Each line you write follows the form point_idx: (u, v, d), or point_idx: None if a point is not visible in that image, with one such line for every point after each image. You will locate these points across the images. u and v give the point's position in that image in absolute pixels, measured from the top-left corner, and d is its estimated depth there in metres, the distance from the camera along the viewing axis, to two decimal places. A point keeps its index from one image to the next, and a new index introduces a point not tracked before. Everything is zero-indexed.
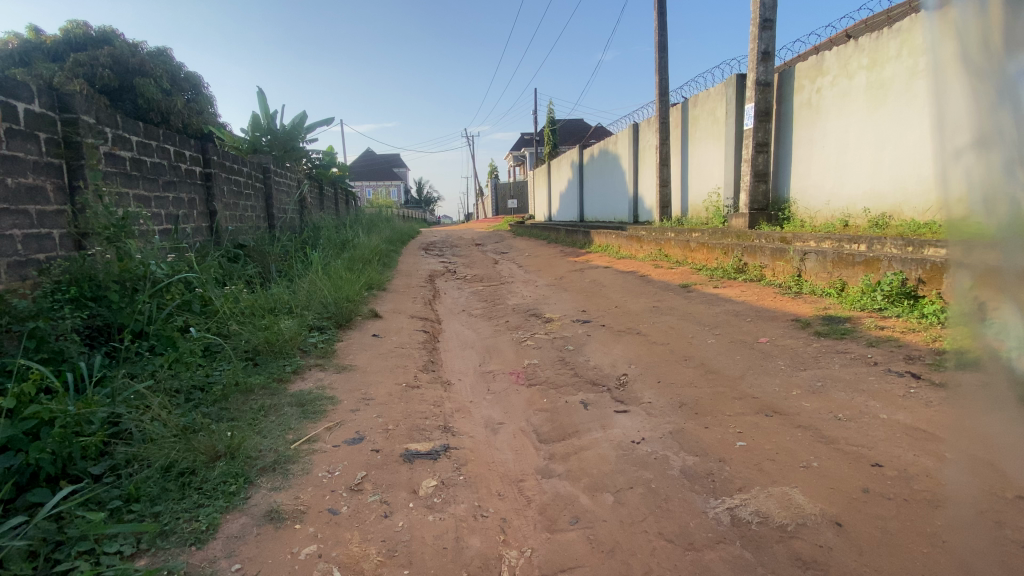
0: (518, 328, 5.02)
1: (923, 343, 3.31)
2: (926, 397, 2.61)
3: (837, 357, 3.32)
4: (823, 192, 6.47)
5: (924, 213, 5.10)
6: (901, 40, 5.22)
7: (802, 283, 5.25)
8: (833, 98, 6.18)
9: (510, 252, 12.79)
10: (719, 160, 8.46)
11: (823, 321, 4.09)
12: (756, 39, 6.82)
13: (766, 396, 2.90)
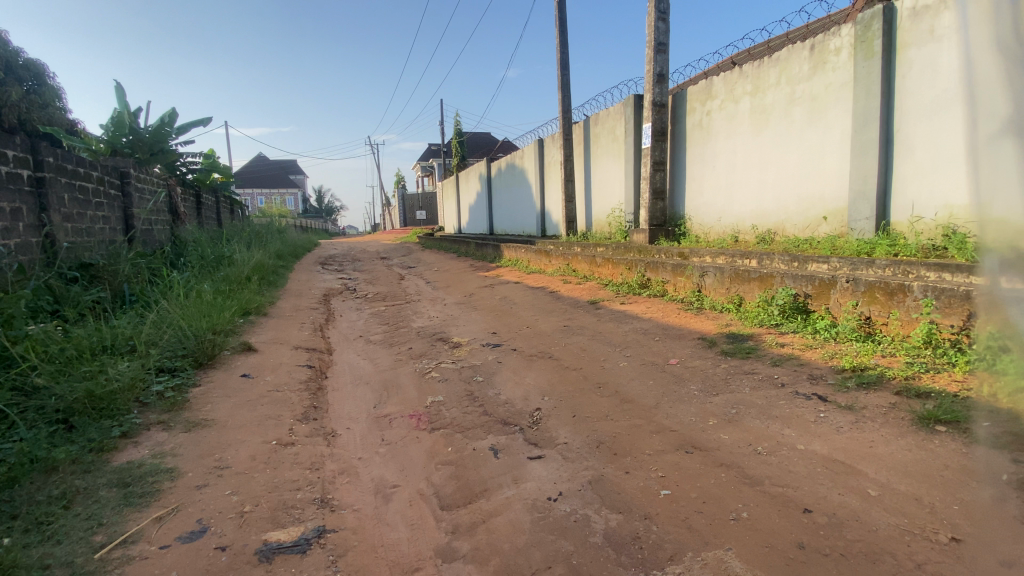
0: (420, 356, 4.53)
1: (822, 361, 3.38)
2: (836, 423, 2.57)
3: (746, 379, 3.27)
4: (714, 209, 6.77)
5: (804, 230, 5.46)
6: (779, 69, 5.60)
7: (702, 298, 5.36)
8: (721, 120, 6.51)
9: (417, 266, 12.18)
10: (619, 177, 8.64)
11: (727, 339, 4.12)
12: (652, 61, 7.03)
13: (684, 428, 2.71)
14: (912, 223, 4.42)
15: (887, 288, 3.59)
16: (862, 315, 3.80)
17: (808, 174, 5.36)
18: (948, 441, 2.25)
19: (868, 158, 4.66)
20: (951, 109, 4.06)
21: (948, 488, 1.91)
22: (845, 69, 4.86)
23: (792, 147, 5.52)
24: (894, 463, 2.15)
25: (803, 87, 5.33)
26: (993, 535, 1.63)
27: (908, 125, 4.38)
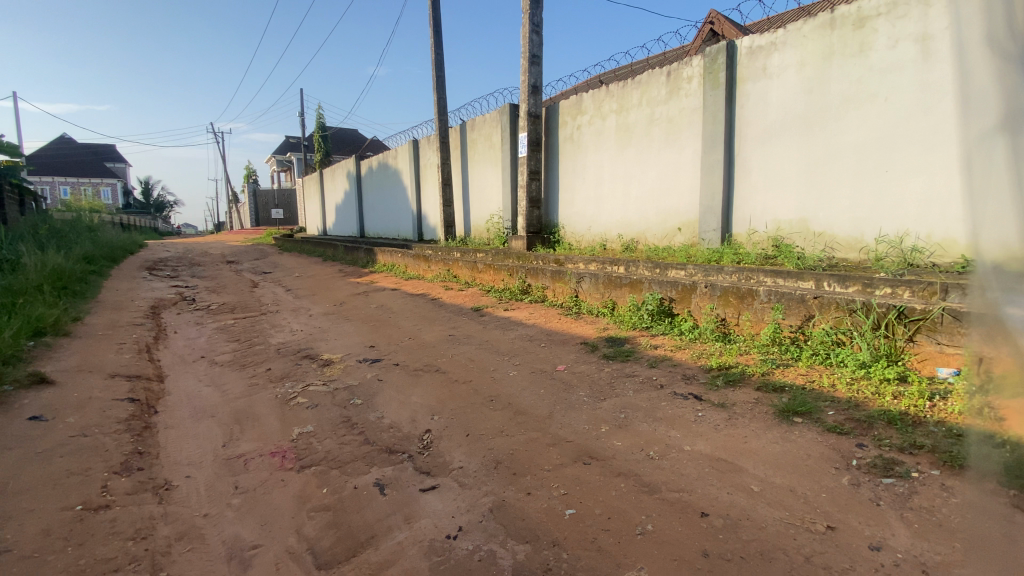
0: (284, 377, 3.93)
1: (692, 361, 3.65)
2: (713, 420, 2.75)
3: (629, 382, 3.38)
4: (585, 218, 7.10)
5: (663, 239, 5.96)
6: (640, 91, 6.06)
7: (580, 303, 5.55)
8: (591, 135, 6.85)
9: (274, 271, 10.89)
10: (496, 183, 8.68)
11: (608, 343, 4.27)
12: (527, 72, 7.17)
13: (579, 438, 2.68)
14: (749, 235, 5.06)
15: (739, 292, 4.02)
16: (718, 316, 4.20)
17: (666, 189, 5.86)
18: (805, 432, 2.54)
19: (715, 176, 5.23)
20: (779, 137, 4.73)
21: (814, 475, 2.19)
22: (696, 96, 5.42)
23: (652, 164, 6.00)
24: (767, 457, 2.35)
25: (661, 109, 5.82)
26: (857, 518, 1.90)
27: (746, 149, 5.01)
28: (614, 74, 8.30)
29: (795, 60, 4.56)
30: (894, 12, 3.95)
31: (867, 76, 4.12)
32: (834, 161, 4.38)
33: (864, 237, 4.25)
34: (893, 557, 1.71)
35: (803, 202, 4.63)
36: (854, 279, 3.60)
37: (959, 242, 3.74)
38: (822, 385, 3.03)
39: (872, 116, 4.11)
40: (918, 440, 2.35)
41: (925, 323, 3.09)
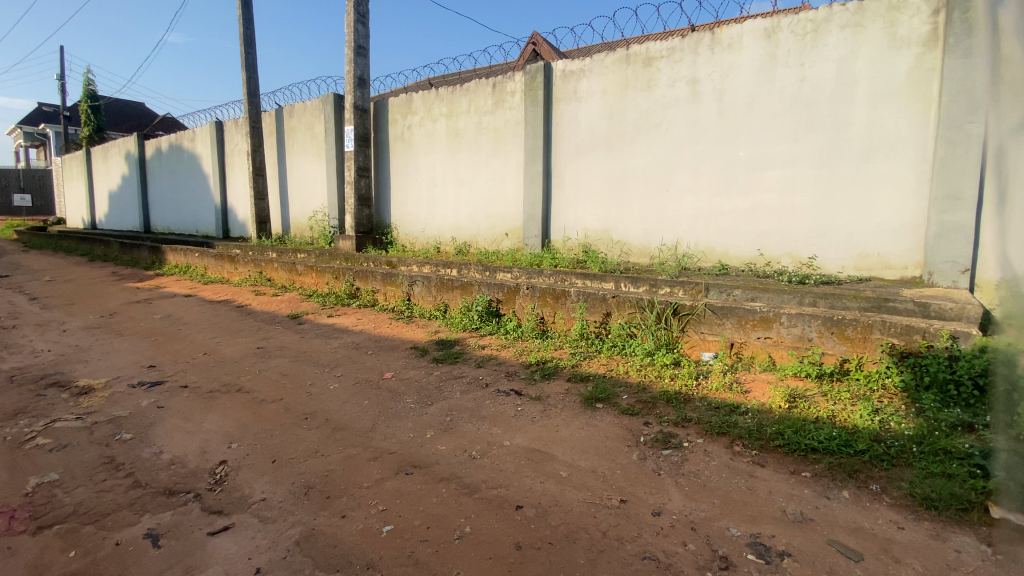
0: (16, 414, 3.02)
1: (515, 358, 3.84)
2: (530, 414, 2.92)
3: (456, 384, 3.41)
4: (417, 220, 7.00)
5: (493, 243, 6.18)
6: (468, 98, 6.20)
7: (412, 307, 5.44)
8: (421, 136, 6.78)
9: (13, 274, 8.40)
10: (320, 179, 8.03)
11: (436, 346, 4.25)
12: (352, 63, 6.78)
13: (402, 448, 2.59)
14: (564, 241, 5.54)
15: (555, 293, 4.36)
16: (538, 315, 4.50)
17: (494, 195, 6.10)
18: (606, 416, 2.86)
19: (535, 186, 5.60)
20: (588, 154, 5.29)
21: (612, 455, 2.47)
22: (519, 109, 5.75)
23: (481, 170, 6.19)
24: (575, 443, 2.58)
25: (488, 118, 6.04)
26: (644, 489, 2.20)
27: (561, 163, 5.48)
28: (445, 78, 8.37)
29: (599, 87, 5.14)
30: (672, 57, 4.70)
31: (653, 108, 4.85)
32: (629, 179, 5.05)
33: (651, 245, 4.99)
34: (670, 519, 2.01)
35: (606, 213, 5.23)
36: (644, 281, 4.20)
37: (715, 250, 4.66)
38: (620, 372, 3.46)
39: (657, 143, 4.86)
40: (687, 414, 2.83)
41: (692, 316, 3.75)
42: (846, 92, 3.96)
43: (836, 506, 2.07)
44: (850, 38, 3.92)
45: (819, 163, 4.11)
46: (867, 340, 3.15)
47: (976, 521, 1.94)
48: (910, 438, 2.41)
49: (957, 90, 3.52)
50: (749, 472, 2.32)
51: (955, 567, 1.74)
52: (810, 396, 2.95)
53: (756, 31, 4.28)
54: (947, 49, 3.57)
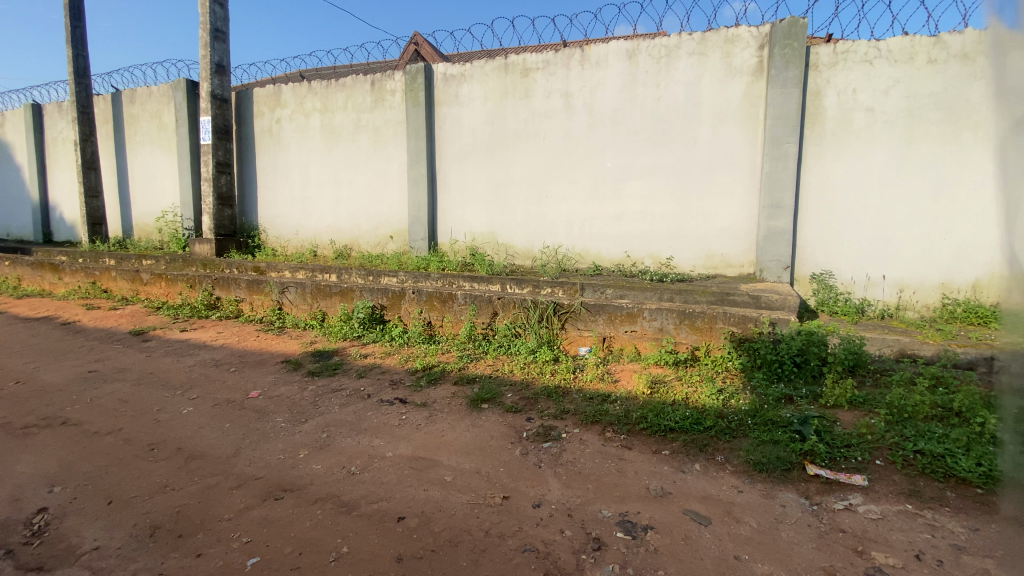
0: None
1: (399, 366, 3.74)
2: (414, 421, 2.87)
3: (334, 398, 3.24)
4: (291, 221, 6.49)
5: (375, 247, 5.97)
6: (345, 94, 5.90)
7: (284, 316, 5.06)
8: (292, 132, 6.31)
9: None
10: (171, 175, 7.07)
11: (313, 359, 3.98)
12: (207, 47, 6.09)
13: (271, 471, 2.39)
14: (451, 244, 5.54)
15: (441, 297, 4.34)
16: (425, 319, 4.45)
17: (375, 197, 5.89)
18: (490, 416, 2.92)
19: (419, 189, 5.51)
20: (471, 159, 5.34)
21: (495, 453, 2.53)
22: (399, 110, 5.63)
23: (362, 170, 5.93)
24: (459, 446, 2.60)
25: (367, 117, 5.82)
26: (525, 483, 2.28)
27: (445, 167, 5.47)
28: (319, 71, 7.89)
29: (480, 93, 5.23)
30: (547, 69, 4.94)
31: (531, 117, 5.06)
32: (512, 184, 5.20)
33: (534, 248, 5.19)
34: (549, 509, 2.11)
35: (491, 217, 5.33)
36: (528, 283, 4.35)
37: (590, 253, 4.99)
38: (504, 372, 3.55)
39: (536, 150, 5.07)
40: (565, 406, 3.00)
41: (570, 314, 3.98)
42: (694, 112, 4.50)
43: (689, 479, 2.34)
44: (695, 65, 4.46)
45: (675, 174, 4.61)
46: (713, 329, 3.61)
47: (793, 477, 2.32)
48: (746, 412, 2.80)
49: (775, 115, 4.18)
50: (619, 456, 2.52)
51: (780, 518, 2.07)
52: (668, 381, 3.31)
53: (620, 51, 4.67)
54: (768, 80, 4.22)
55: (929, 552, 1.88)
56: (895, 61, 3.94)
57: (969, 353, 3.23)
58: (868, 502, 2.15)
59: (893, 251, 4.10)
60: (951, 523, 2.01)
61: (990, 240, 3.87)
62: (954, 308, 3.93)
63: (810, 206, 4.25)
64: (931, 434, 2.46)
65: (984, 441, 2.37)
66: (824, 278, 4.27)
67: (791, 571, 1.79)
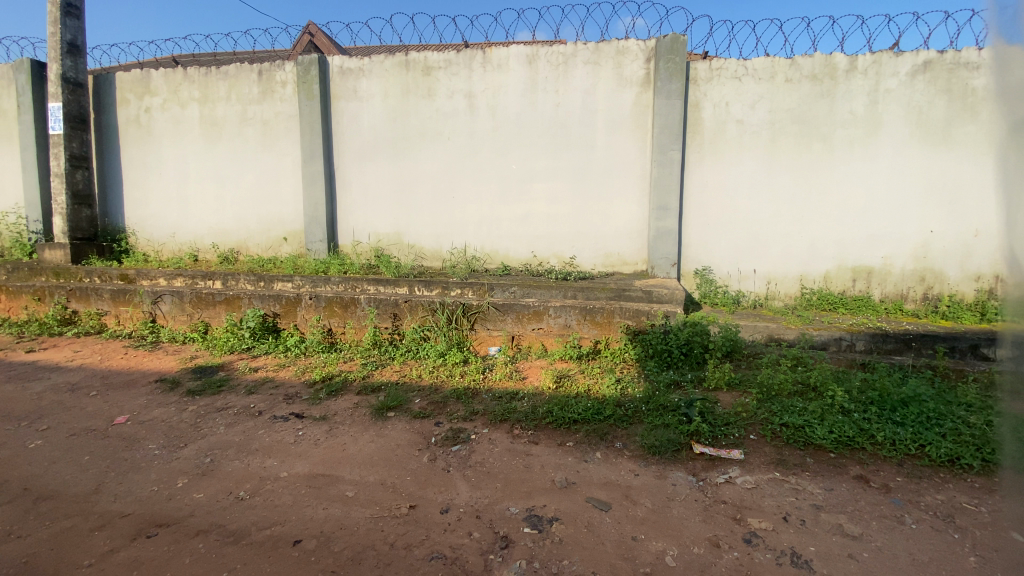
0: None
1: (296, 378, 3.49)
2: (313, 437, 2.70)
3: (219, 418, 2.94)
4: (165, 223, 5.79)
5: (266, 250, 5.52)
6: (228, 84, 5.38)
7: (158, 330, 4.50)
8: (165, 124, 5.63)
9: None
10: (8, 169, 5.99)
11: (194, 377, 3.58)
12: (56, 24, 5.24)
13: (142, 507, 2.12)
14: (354, 246, 5.28)
15: (343, 302, 4.12)
16: (325, 327, 4.20)
17: (265, 196, 5.44)
18: (396, 424, 2.83)
19: (316, 187, 5.19)
20: (372, 157, 5.14)
21: (401, 462, 2.45)
22: (291, 103, 5.25)
23: (249, 166, 5.45)
24: (362, 458, 2.48)
25: (254, 109, 5.36)
26: (433, 490, 2.24)
27: (345, 164, 5.21)
28: (196, 57, 7.13)
29: (380, 89, 5.05)
30: (448, 69, 4.90)
31: (435, 117, 4.98)
32: (417, 184, 5.09)
33: (442, 249, 5.13)
34: (457, 513, 2.09)
35: (396, 217, 5.17)
36: (437, 284, 4.28)
37: (498, 253, 5.03)
38: (411, 377, 3.45)
39: (441, 151, 5.01)
40: (473, 407, 2.99)
41: (479, 314, 3.99)
42: (591, 118, 4.72)
43: (592, 467, 2.44)
44: (590, 73, 4.68)
45: (575, 177, 4.80)
46: (611, 323, 3.81)
47: (683, 456, 2.52)
48: (642, 399, 3.00)
49: (662, 124, 4.52)
50: (526, 452, 2.56)
51: (672, 497, 2.24)
52: (572, 375, 3.43)
53: (519, 56, 4.77)
54: (655, 91, 4.55)
55: (793, 513, 2.13)
56: (760, 78, 4.43)
57: (822, 334, 3.74)
58: (744, 473, 2.40)
59: (762, 247, 4.62)
60: (810, 485, 2.30)
61: (836, 237, 4.50)
62: (810, 296, 4.53)
63: (693, 207, 4.66)
64: (792, 408, 2.81)
65: (833, 410, 2.76)
66: (707, 273, 4.70)
67: (682, 545, 1.94)
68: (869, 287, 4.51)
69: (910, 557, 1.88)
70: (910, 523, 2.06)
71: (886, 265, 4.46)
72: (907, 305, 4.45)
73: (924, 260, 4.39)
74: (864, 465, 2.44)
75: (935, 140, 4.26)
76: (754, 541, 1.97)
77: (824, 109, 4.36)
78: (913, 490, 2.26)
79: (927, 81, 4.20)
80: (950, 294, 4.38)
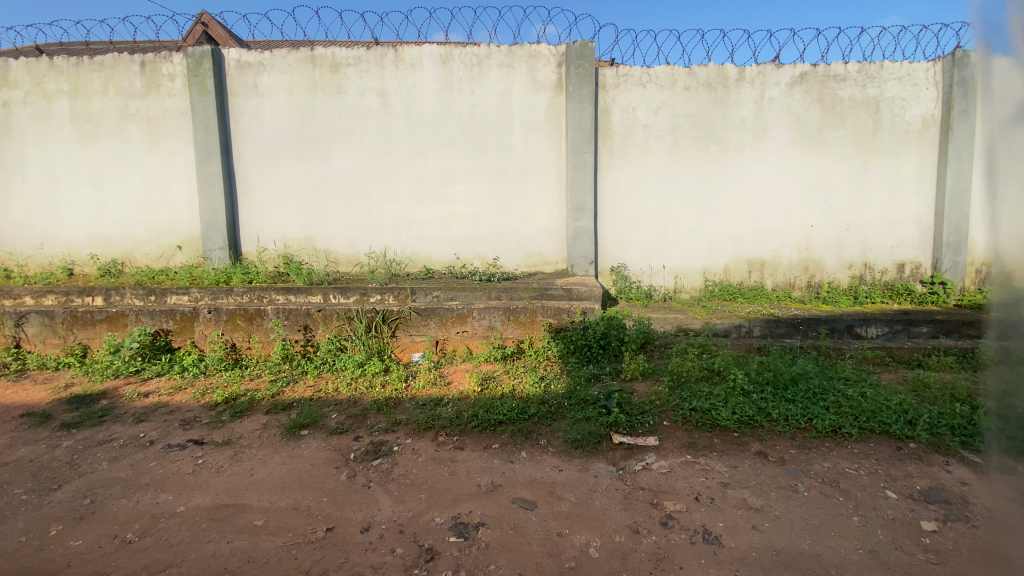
0: None
1: (194, 401, 3.17)
2: (215, 464, 2.46)
3: (101, 452, 2.60)
4: (31, 233, 5.04)
5: (158, 260, 4.99)
6: (104, 75, 4.79)
7: (23, 356, 3.90)
8: (27, 119, 4.90)
9: None
10: None
11: (69, 408, 3.13)
12: None
13: (3, 564, 1.83)
14: (260, 253, 4.92)
15: (247, 314, 3.82)
16: (228, 342, 3.86)
17: (154, 199, 4.91)
18: (311, 442, 2.66)
19: (214, 191, 4.77)
20: (277, 158, 4.81)
21: (317, 483, 2.30)
22: (181, 98, 4.78)
23: (134, 168, 4.88)
24: (273, 482, 2.31)
25: (137, 104, 4.81)
26: (352, 508, 2.13)
27: (246, 166, 4.83)
28: (63, 46, 6.29)
29: (283, 85, 4.74)
30: (358, 66, 4.71)
31: (345, 115, 4.77)
32: (328, 186, 4.84)
33: (359, 253, 4.92)
34: (378, 530, 2.00)
35: (306, 221, 4.88)
36: (354, 290, 4.09)
37: (419, 256, 4.92)
38: (327, 391, 3.26)
39: (352, 151, 4.80)
40: (396, 417, 2.88)
41: (399, 321, 3.87)
42: (507, 120, 4.76)
43: (517, 467, 2.45)
44: (504, 76, 4.71)
45: (494, 179, 4.81)
46: (534, 322, 3.86)
47: (603, 448, 2.60)
48: (563, 395, 3.06)
49: (575, 127, 4.66)
50: (451, 458, 2.52)
51: (594, 488, 2.30)
52: (497, 376, 3.43)
53: (432, 56, 4.69)
54: (567, 96, 4.67)
55: (704, 492, 2.28)
56: (662, 85, 4.71)
57: (724, 323, 4.05)
58: (659, 459, 2.52)
59: (670, 244, 4.91)
60: (718, 465, 2.47)
61: (734, 233, 4.89)
62: (712, 288, 4.90)
63: (607, 206, 4.84)
64: (700, 393, 3.01)
65: (735, 393, 2.98)
66: (621, 269, 4.91)
67: (604, 535, 2.00)
68: (762, 277, 4.94)
69: (804, 522, 2.08)
70: (802, 491, 2.28)
71: (776, 257, 4.92)
72: (795, 292, 4.94)
73: (807, 251, 4.90)
74: (763, 441, 2.66)
75: (812, 143, 4.76)
76: (670, 523, 2.08)
77: (719, 115, 4.73)
78: (804, 460, 2.51)
79: (803, 91, 4.69)
80: (828, 281, 4.93)
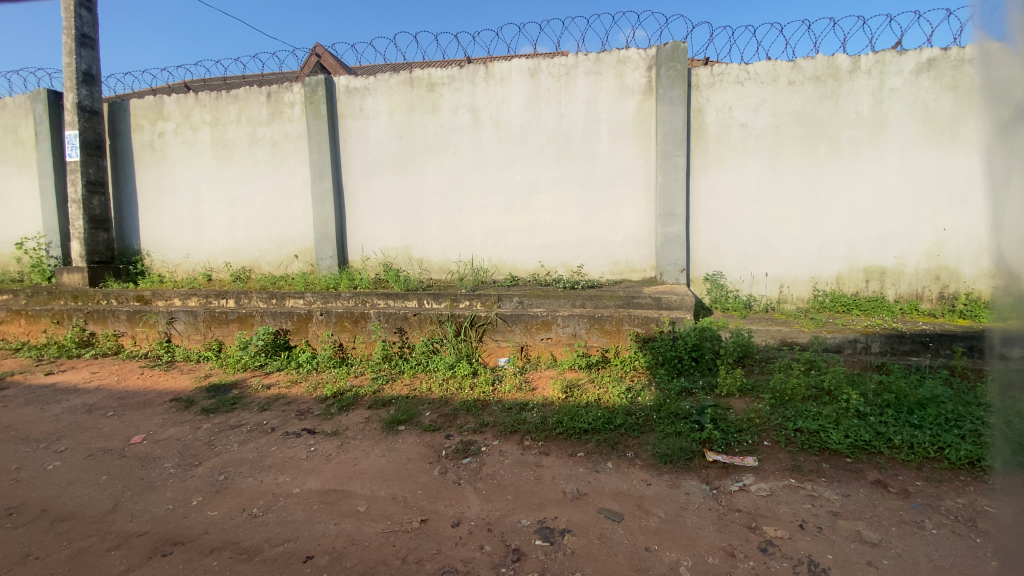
0: None
1: (308, 395, 3.52)
2: (325, 452, 2.72)
3: (232, 435, 2.98)
4: (179, 243, 5.91)
5: (278, 267, 5.61)
6: (238, 106, 5.50)
7: (173, 349, 4.57)
8: (178, 147, 5.76)
9: None
10: (27, 196, 6.15)
11: (208, 395, 3.62)
12: (72, 54, 5.35)
13: (157, 527, 2.17)
14: (363, 261, 5.34)
15: (353, 317, 4.15)
16: (336, 342, 4.22)
17: (276, 214, 5.53)
18: (407, 437, 2.84)
19: (325, 205, 5.26)
20: (379, 173, 5.21)
21: (412, 476, 2.46)
22: (299, 122, 5.36)
23: (259, 186, 5.55)
24: (374, 473, 2.49)
25: (263, 130, 5.47)
26: (443, 503, 2.24)
27: (353, 182, 5.28)
28: (205, 82, 7.33)
29: (386, 107, 5.13)
30: (452, 85, 4.97)
31: (439, 132, 5.05)
32: (423, 199, 5.14)
33: (450, 261, 5.16)
34: (468, 527, 2.08)
35: (405, 231, 5.22)
36: (445, 297, 4.31)
37: (506, 263, 5.06)
38: (421, 390, 3.47)
39: (446, 165, 5.06)
40: (484, 419, 2.98)
41: (487, 326, 3.99)
42: (594, 128, 4.75)
43: (603, 478, 2.43)
44: (592, 84, 4.71)
45: (580, 186, 4.82)
46: (620, 331, 3.79)
47: (696, 465, 2.50)
48: (652, 407, 2.98)
49: (665, 130, 4.53)
50: (537, 463, 2.56)
51: (685, 506, 2.21)
52: (582, 384, 3.42)
53: (521, 69, 4.82)
54: (657, 98, 4.57)
55: (810, 520, 2.10)
56: (762, 82, 4.43)
57: (836, 336, 3.68)
58: (759, 480, 2.36)
59: (771, 251, 4.58)
60: (827, 492, 2.26)
61: (847, 238, 4.45)
62: (823, 298, 4.49)
63: (699, 212, 4.65)
64: (806, 413, 2.78)
65: (848, 415, 2.71)
66: (716, 278, 4.67)
67: (696, 555, 1.91)
68: (883, 287, 4.44)
69: (931, 563, 1.84)
70: (931, 528, 2.02)
71: (900, 264, 4.40)
72: (924, 305, 4.38)
73: (938, 258, 4.33)
74: (882, 470, 2.39)
75: (944, 137, 4.22)
76: (770, 549, 1.94)
77: (828, 110, 4.35)
78: (933, 494, 2.21)
79: (933, 78, 4.17)
80: (966, 291, 4.31)
